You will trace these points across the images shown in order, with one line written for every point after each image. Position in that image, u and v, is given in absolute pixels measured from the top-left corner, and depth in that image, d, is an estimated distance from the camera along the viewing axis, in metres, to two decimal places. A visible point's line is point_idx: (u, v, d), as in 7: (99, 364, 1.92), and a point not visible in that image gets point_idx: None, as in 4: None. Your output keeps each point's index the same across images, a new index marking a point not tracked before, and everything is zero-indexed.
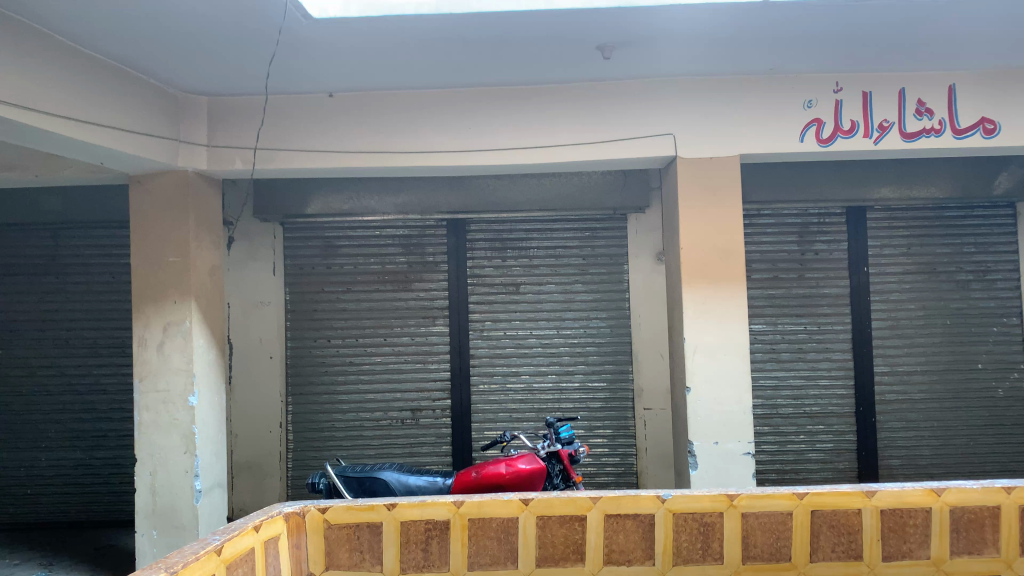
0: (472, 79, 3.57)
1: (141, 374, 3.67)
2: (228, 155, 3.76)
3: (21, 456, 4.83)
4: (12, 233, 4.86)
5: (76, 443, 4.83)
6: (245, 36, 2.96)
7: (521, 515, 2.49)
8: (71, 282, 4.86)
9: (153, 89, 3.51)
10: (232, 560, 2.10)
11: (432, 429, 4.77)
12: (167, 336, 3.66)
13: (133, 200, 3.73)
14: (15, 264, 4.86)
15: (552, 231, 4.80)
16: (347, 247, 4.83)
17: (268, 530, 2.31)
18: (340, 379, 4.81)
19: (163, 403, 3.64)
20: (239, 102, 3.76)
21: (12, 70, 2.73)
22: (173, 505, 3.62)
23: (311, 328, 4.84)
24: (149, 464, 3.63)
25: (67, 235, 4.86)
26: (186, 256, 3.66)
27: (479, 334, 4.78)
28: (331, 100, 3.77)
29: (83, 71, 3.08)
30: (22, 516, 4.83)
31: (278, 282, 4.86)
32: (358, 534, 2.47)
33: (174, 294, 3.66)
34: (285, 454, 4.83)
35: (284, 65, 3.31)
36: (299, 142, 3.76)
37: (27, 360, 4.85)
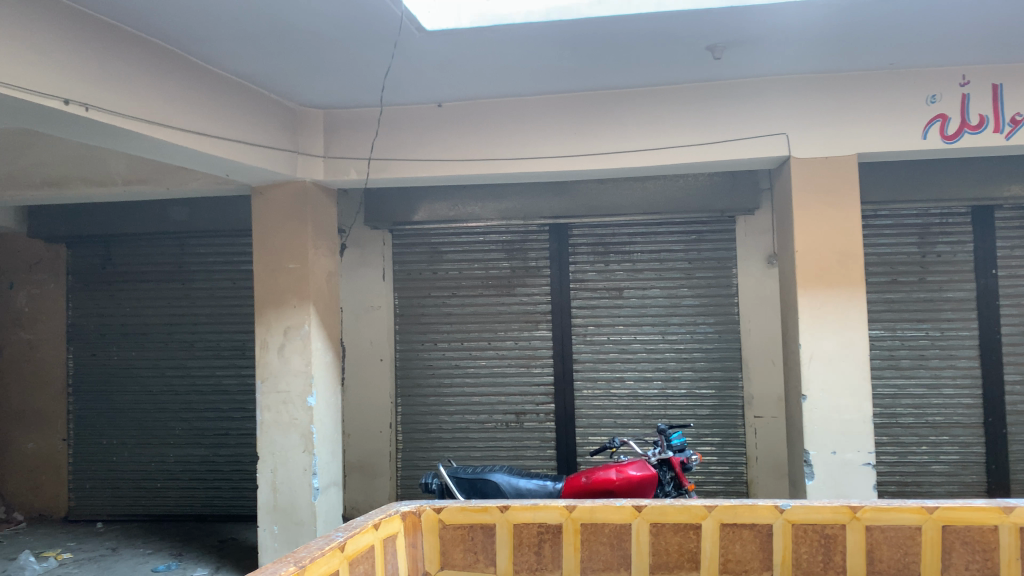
0: (578, 83, 3.58)
1: (264, 376, 3.85)
2: (343, 165, 3.91)
3: (152, 452, 5.15)
4: (144, 243, 5.19)
5: (200, 440, 5.10)
6: (360, 51, 3.07)
7: (633, 522, 2.47)
8: (195, 287, 5.14)
9: (273, 104, 3.68)
10: (355, 556, 2.18)
11: (537, 433, 4.79)
12: (287, 339, 3.82)
13: (255, 210, 3.93)
14: (146, 271, 5.19)
15: (657, 235, 4.75)
16: (452, 253, 4.92)
17: (387, 529, 2.39)
18: (446, 382, 4.91)
19: (283, 403, 3.80)
20: (353, 114, 3.91)
21: (150, 89, 2.94)
22: (293, 502, 3.77)
23: (418, 332, 4.96)
24: (270, 462, 3.80)
25: (191, 243, 5.14)
26: (304, 262, 3.82)
27: (584, 339, 4.77)
28: (439, 110, 3.85)
29: (212, 89, 3.28)
30: (153, 508, 5.15)
31: (386, 286, 5.00)
32: (472, 535, 2.52)
33: (293, 299, 3.82)
34: (394, 455, 4.96)
35: (398, 77, 3.40)
36: (410, 152, 3.87)
37: (157, 362, 5.16)
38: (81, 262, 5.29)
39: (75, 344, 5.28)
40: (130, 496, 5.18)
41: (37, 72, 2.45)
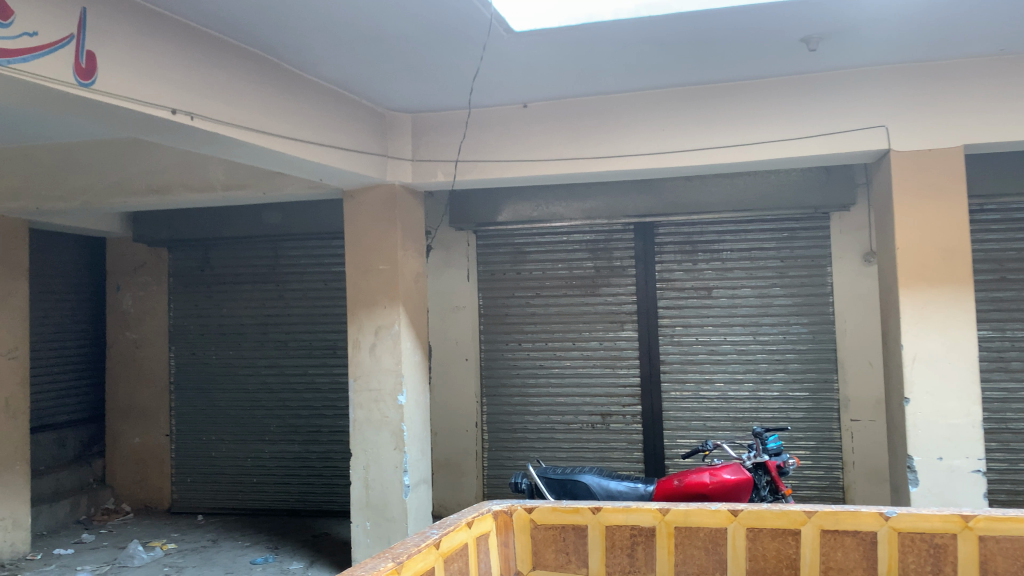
0: (665, 80, 3.53)
1: (356, 375, 3.94)
2: (431, 168, 3.96)
3: (248, 448, 5.33)
4: (240, 246, 5.39)
5: (294, 437, 5.25)
6: (450, 54, 3.10)
7: (729, 526, 2.41)
8: (288, 289, 5.31)
9: (363, 109, 3.76)
10: (449, 554, 2.21)
11: (624, 434, 4.75)
12: (378, 338, 3.90)
13: (346, 214, 4.02)
14: (243, 273, 5.39)
15: (747, 233, 4.63)
16: (536, 253, 4.93)
17: (479, 528, 2.41)
18: (531, 382, 4.91)
19: (374, 401, 3.88)
20: (441, 117, 3.96)
21: (251, 98, 3.05)
22: (385, 499, 3.84)
23: (503, 333, 4.98)
24: (362, 459, 3.89)
25: (285, 245, 5.31)
26: (394, 263, 3.89)
27: (671, 340, 4.70)
28: (525, 110, 3.86)
29: (308, 96, 3.38)
30: (250, 502, 5.34)
31: (471, 287, 5.04)
32: (563, 536, 2.51)
33: (384, 300, 3.89)
34: (481, 454, 5.00)
35: (486, 79, 3.43)
36: (496, 153, 3.89)
37: (253, 361, 5.35)
38: (182, 265, 5.53)
39: (176, 343, 5.53)
40: (228, 490, 5.38)
41: (146, 84, 2.57)
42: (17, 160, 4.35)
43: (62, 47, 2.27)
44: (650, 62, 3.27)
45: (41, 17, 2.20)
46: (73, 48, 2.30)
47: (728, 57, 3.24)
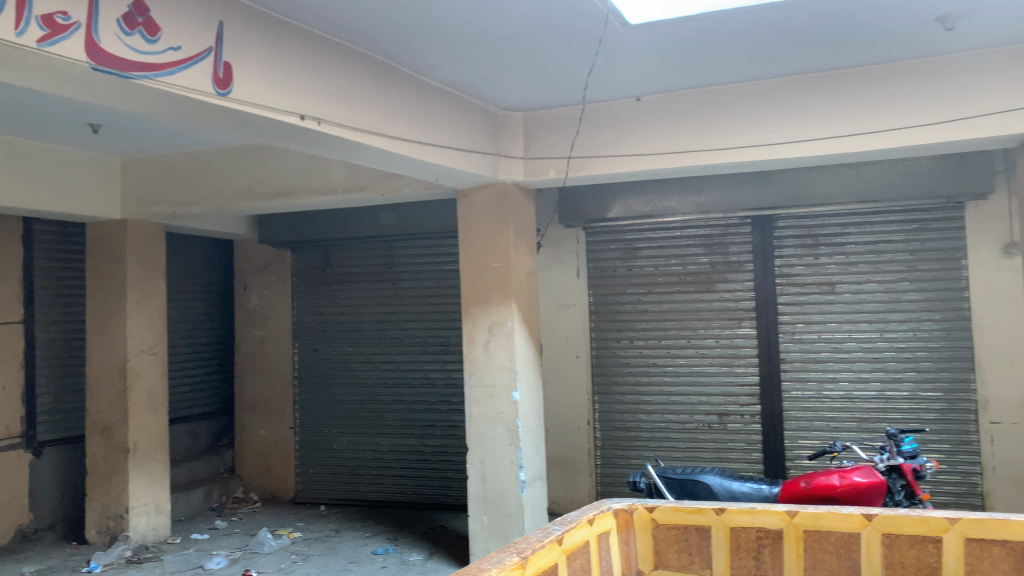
0: (785, 68, 3.41)
1: (471, 371, 3.99)
2: (543, 165, 3.97)
3: (367, 441, 5.51)
4: (358, 246, 5.58)
5: (410, 431, 5.39)
6: (566, 50, 3.10)
7: (863, 531, 2.30)
8: (404, 287, 5.45)
9: (476, 109, 3.81)
10: (572, 550, 2.21)
11: (741, 435, 4.63)
12: (492, 335, 3.94)
13: (460, 213, 4.08)
14: (360, 272, 5.58)
15: (873, 225, 4.41)
16: (648, 250, 4.86)
17: (601, 525, 2.40)
18: (644, 380, 4.86)
19: (490, 397, 3.93)
20: (553, 114, 3.95)
21: (373, 102, 3.14)
22: (501, 493, 3.88)
23: (614, 330, 4.95)
24: (478, 454, 3.94)
25: (400, 245, 5.45)
26: (508, 261, 3.92)
27: (791, 337, 4.55)
28: (639, 104, 3.79)
29: (425, 98, 3.45)
30: (369, 493, 5.52)
31: (582, 284, 5.02)
32: (686, 536, 2.47)
33: (497, 298, 3.93)
34: (594, 452, 4.98)
35: (600, 74, 3.40)
36: (609, 149, 3.85)
37: (371, 357, 5.53)
38: (304, 265, 5.77)
39: (299, 340, 5.77)
40: (348, 482, 5.58)
41: (276, 91, 2.68)
42: (156, 169, 4.64)
43: (201, 60, 2.40)
44: (802, 48, 3.15)
45: (183, 33, 2.34)
46: (210, 60, 2.43)
47: (898, 41, 3.11)
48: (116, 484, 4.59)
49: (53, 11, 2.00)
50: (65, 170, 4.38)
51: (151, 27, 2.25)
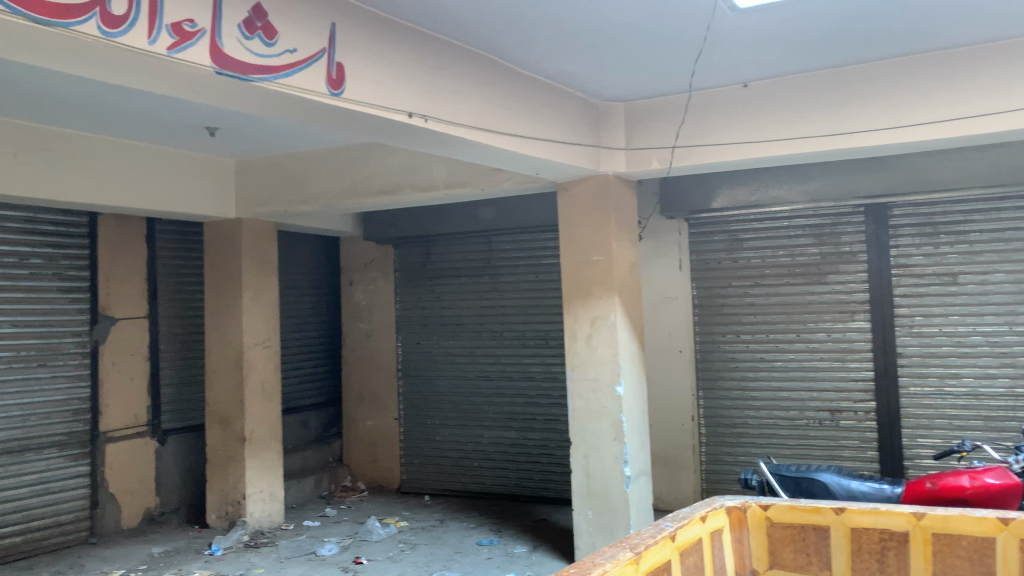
0: (904, 46, 3.23)
1: (574, 365, 3.98)
2: (646, 156, 3.91)
3: (469, 433, 5.59)
4: (458, 241, 5.65)
5: (511, 424, 5.43)
6: (673, 38, 3.03)
7: (998, 536, 2.17)
8: (503, 282, 5.48)
9: (577, 101, 3.79)
10: (684, 547, 2.17)
11: (855, 433, 4.46)
12: (595, 329, 3.91)
13: (561, 206, 4.07)
14: (460, 267, 5.65)
15: (1000, 211, 4.14)
16: (754, 241, 4.72)
17: (713, 522, 2.35)
18: (751, 375, 4.74)
19: (593, 391, 3.90)
20: (656, 103, 3.88)
21: (478, 97, 3.16)
22: (606, 488, 3.85)
23: (719, 324, 4.84)
24: (582, 448, 3.93)
25: (499, 240, 5.48)
26: (610, 254, 3.88)
27: (909, 331, 4.33)
28: (746, 90, 3.67)
29: (527, 92, 3.45)
30: (471, 485, 5.59)
31: (685, 277, 4.93)
32: (803, 536, 2.38)
33: (600, 291, 3.90)
34: (699, 448, 4.89)
35: (706, 61, 3.31)
36: (713, 137, 3.74)
37: (472, 350, 5.60)
38: (407, 261, 5.89)
39: (403, 334, 5.89)
40: (451, 473, 5.67)
41: (387, 91, 2.73)
42: (267, 169, 4.82)
43: (315, 61, 2.47)
44: (859, 32, 3.03)
45: (298, 35, 2.41)
46: (324, 62, 2.50)
47: (973, 22, 2.96)
48: (234, 471, 4.80)
49: (181, 20, 2.10)
50: (183, 172, 4.60)
51: (269, 31, 2.33)
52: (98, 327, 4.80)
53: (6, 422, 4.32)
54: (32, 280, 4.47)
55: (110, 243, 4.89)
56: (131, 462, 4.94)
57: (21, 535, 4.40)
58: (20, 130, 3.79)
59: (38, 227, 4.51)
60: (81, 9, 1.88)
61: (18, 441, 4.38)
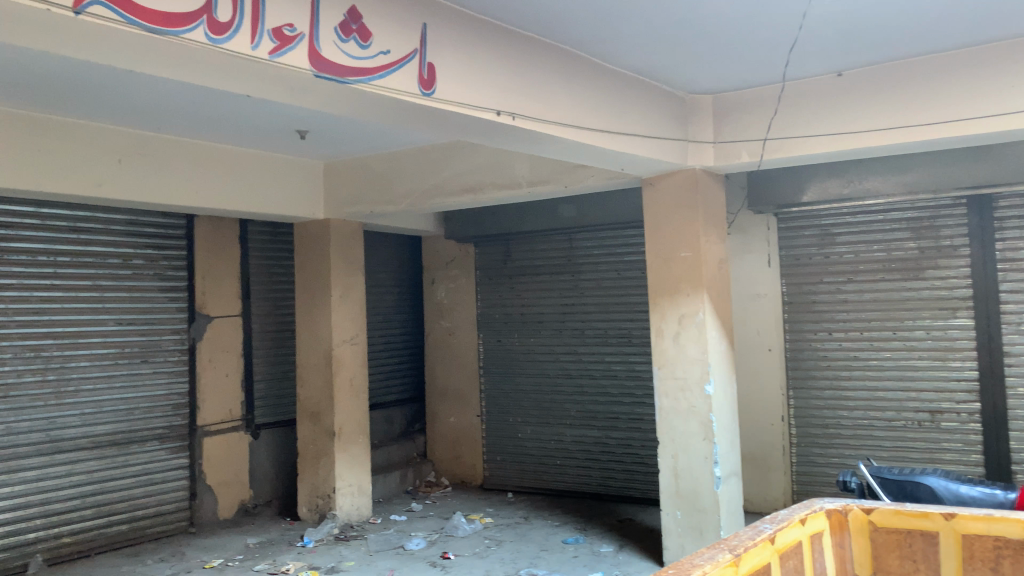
0: (1015, 28, 3.06)
1: (662, 363, 3.93)
2: (735, 149, 3.82)
3: (552, 431, 5.59)
4: (538, 239, 5.65)
5: (594, 422, 5.39)
6: (767, 28, 2.95)
7: None
8: (585, 279, 5.45)
9: (664, 95, 3.73)
10: (784, 550, 2.11)
11: (958, 435, 4.26)
12: (682, 327, 3.85)
13: (647, 202, 4.02)
14: (541, 265, 5.65)
15: None
16: (847, 235, 4.56)
17: (813, 525, 2.28)
18: (844, 374, 4.59)
19: (681, 390, 3.84)
20: (745, 96, 3.79)
21: (565, 93, 3.15)
22: (695, 489, 3.79)
23: (810, 321, 4.70)
24: (670, 448, 3.88)
25: (580, 237, 5.45)
26: (699, 250, 3.81)
27: (1017, 329, 4.11)
28: (840, 79, 3.55)
29: (614, 87, 3.42)
30: (554, 483, 5.58)
31: (774, 273, 4.81)
32: (909, 542, 2.28)
33: (687, 288, 3.83)
34: (789, 449, 4.76)
35: (801, 50, 3.21)
36: (806, 128, 3.62)
37: (553, 348, 5.59)
38: (488, 259, 5.92)
39: (484, 331, 5.93)
40: (533, 471, 5.68)
41: (476, 89, 2.75)
42: (353, 170, 4.93)
43: (408, 62, 2.50)
44: (966, 15, 2.89)
45: (391, 37, 2.44)
46: (416, 62, 2.53)
47: None
48: (324, 465, 4.92)
49: (282, 24, 2.15)
50: (274, 174, 4.74)
51: (364, 33, 2.37)
52: (195, 325, 4.99)
53: (112, 415, 4.54)
54: (134, 280, 4.68)
55: (206, 244, 5.08)
56: (227, 454, 5.12)
57: (127, 524, 4.61)
58: (123, 136, 3.96)
59: (140, 229, 4.72)
60: (191, 17, 1.95)
61: (123, 433, 4.59)
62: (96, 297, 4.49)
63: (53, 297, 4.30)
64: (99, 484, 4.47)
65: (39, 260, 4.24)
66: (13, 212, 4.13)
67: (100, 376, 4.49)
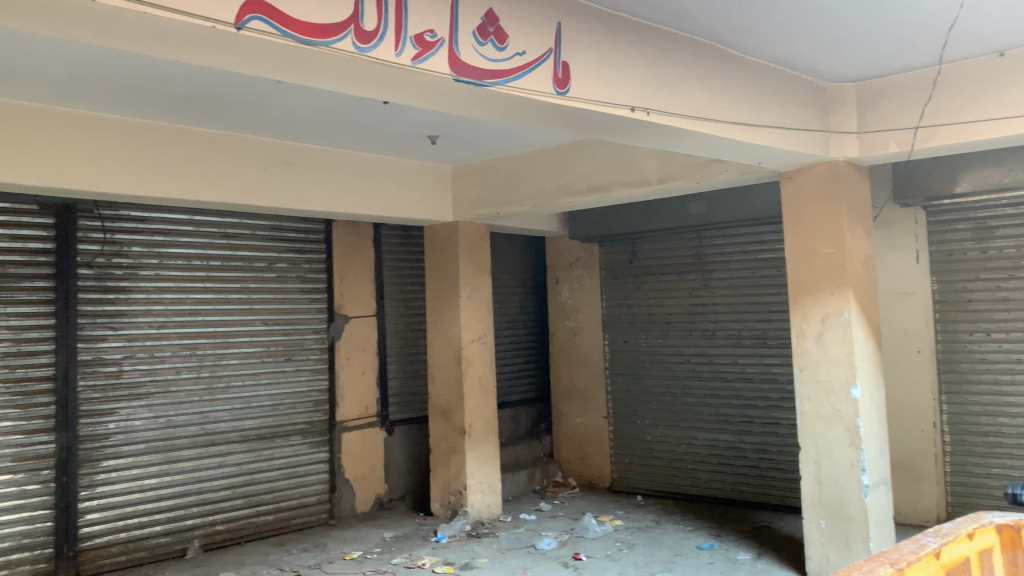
0: None
1: (803, 365, 3.76)
2: (882, 139, 3.61)
3: (682, 434, 5.47)
4: (667, 237, 5.54)
5: (727, 426, 5.24)
6: (921, 8, 2.77)
7: None
8: (715, 279, 5.31)
9: (804, 86, 3.58)
10: (950, 566, 1.97)
11: None
12: (826, 327, 3.68)
13: (785, 196, 3.86)
14: (669, 265, 5.54)
15: None
16: (1007, 229, 4.23)
17: (981, 540, 2.11)
18: (1005, 379, 4.25)
19: (825, 394, 3.67)
20: (893, 82, 3.58)
21: (702, 87, 3.07)
22: (841, 498, 3.60)
23: (965, 322, 4.39)
24: (813, 454, 3.71)
25: (710, 235, 5.31)
26: (843, 246, 3.63)
27: None
28: (1003, 59, 3.29)
29: (751, 79, 3.31)
30: (685, 487, 5.46)
31: (922, 270, 4.53)
32: None
33: (831, 287, 3.66)
34: (942, 458, 4.46)
35: (960, 29, 2.99)
36: (966, 113, 3.37)
37: (683, 349, 5.47)
38: (614, 259, 5.86)
39: (611, 332, 5.87)
40: (663, 474, 5.58)
41: (612, 87, 2.72)
42: (482, 173, 5.00)
43: (543, 62, 2.50)
44: None
45: (528, 38, 2.45)
46: (551, 62, 2.52)
47: None
48: (455, 462, 5.02)
49: (423, 30, 2.20)
50: (405, 179, 4.88)
51: (501, 36, 2.38)
52: (334, 325, 5.20)
53: (259, 411, 4.80)
54: (278, 282, 4.92)
55: (343, 248, 5.28)
56: (364, 450, 5.31)
57: (273, 514, 4.86)
58: (267, 146, 4.17)
59: (284, 234, 4.96)
60: (339, 28, 2.02)
61: (268, 427, 4.84)
62: (244, 300, 4.75)
63: (207, 299, 4.58)
64: (248, 476, 4.73)
65: (194, 265, 4.53)
66: (169, 220, 4.43)
67: (249, 373, 4.76)
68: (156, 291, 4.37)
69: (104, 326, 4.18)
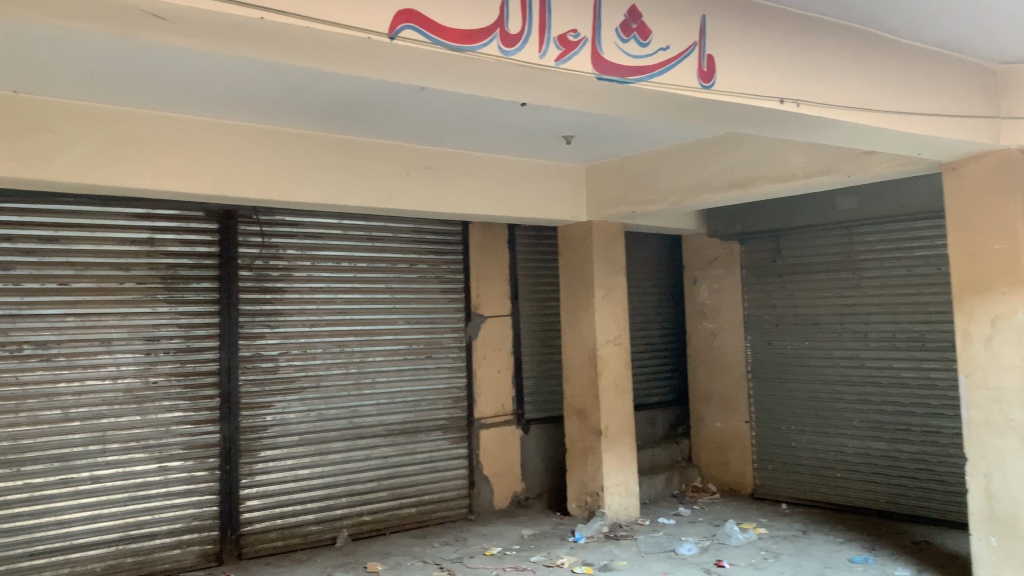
0: None
1: (970, 370, 3.50)
2: None
3: (831, 441, 5.21)
4: (813, 234, 5.31)
5: (881, 434, 4.95)
6: None
7: None
8: (867, 278, 5.02)
9: (969, 69, 3.33)
10: None
11: None
12: (996, 329, 3.41)
13: (948, 188, 3.60)
14: (816, 263, 5.30)
15: None
16: None
17: None
18: None
19: (995, 402, 3.40)
20: None
21: (856, 75, 2.91)
22: (1015, 514, 3.32)
23: None
24: (982, 466, 3.44)
25: (861, 231, 5.04)
26: (1016, 241, 3.34)
27: None
28: None
29: (911, 64, 3.10)
30: (834, 496, 5.20)
31: None
32: None
33: (1002, 286, 3.38)
34: None
35: None
36: None
37: (831, 351, 5.22)
38: (755, 257, 5.67)
39: (753, 333, 5.68)
40: (810, 482, 5.34)
41: (760, 80, 2.62)
42: (618, 172, 4.96)
43: (688, 56, 2.44)
44: None
45: (671, 33, 2.40)
46: (696, 55, 2.46)
47: None
48: (592, 463, 5.00)
49: (566, 30, 2.20)
50: (540, 180, 4.92)
51: (644, 31, 2.35)
52: (472, 324, 5.31)
53: (403, 406, 4.96)
54: (420, 282, 5.08)
55: (480, 249, 5.38)
56: (502, 448, 5.39)
57: (416, 507, 5.02)
58: (408, 152, 4.31)
59: (425, 237, 5.12)
60: (484, 32, 2.05)
61: (411, 423, 4.99)
62: (388, 300, 4.94)
63: (354, 299, 4.79)
64: (393, 469, 4.91)
65: (343, 266, 4.75)
66: (320, 224, 4.66)
67: (393, 369, 4.94)
68: (308, 292, 4.62)
69: (262, 324, 4.44)
